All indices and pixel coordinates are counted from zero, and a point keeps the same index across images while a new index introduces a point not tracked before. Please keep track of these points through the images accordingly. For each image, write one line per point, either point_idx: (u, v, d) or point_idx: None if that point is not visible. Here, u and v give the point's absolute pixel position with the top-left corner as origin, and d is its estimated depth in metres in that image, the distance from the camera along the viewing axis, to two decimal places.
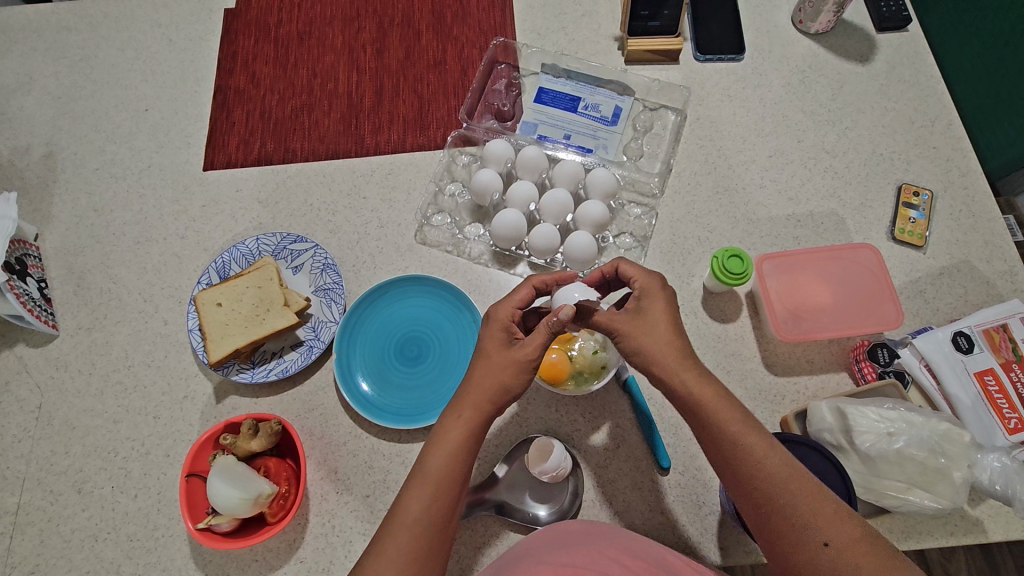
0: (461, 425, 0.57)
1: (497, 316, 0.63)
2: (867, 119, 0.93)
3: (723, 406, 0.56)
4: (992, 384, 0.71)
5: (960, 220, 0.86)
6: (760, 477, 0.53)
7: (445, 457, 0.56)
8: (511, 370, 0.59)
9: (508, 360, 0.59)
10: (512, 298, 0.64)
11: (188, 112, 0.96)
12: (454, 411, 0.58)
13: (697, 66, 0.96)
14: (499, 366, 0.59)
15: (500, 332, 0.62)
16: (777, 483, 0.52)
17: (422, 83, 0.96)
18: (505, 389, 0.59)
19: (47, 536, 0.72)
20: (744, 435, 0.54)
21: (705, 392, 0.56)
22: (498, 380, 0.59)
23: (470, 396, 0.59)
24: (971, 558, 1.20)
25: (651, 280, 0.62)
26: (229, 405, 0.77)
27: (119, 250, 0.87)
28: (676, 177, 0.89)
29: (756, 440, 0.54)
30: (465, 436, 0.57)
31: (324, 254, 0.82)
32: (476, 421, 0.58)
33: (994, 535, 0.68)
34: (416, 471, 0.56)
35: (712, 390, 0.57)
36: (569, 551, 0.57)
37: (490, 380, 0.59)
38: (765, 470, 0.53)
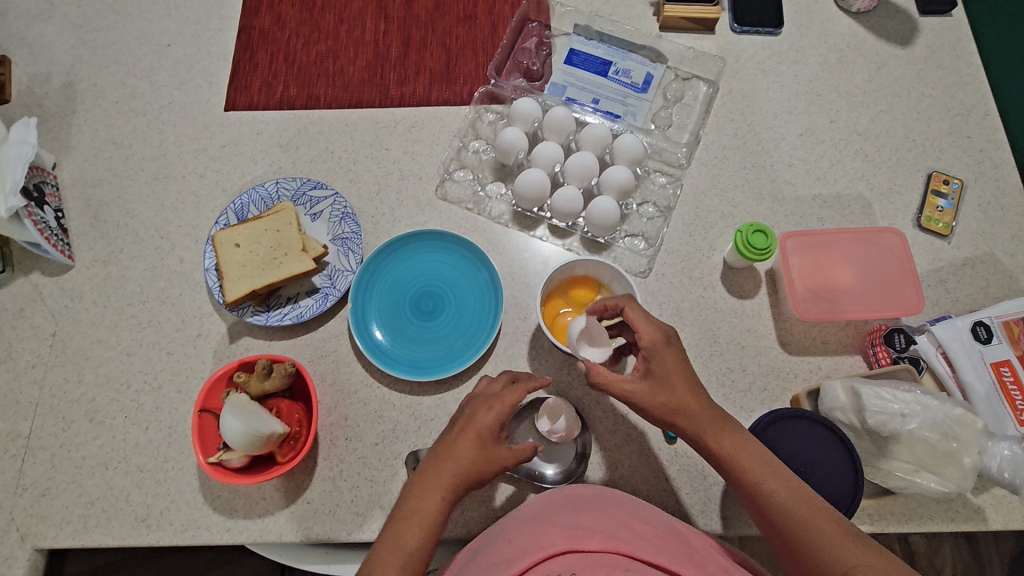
0: (434, 509, 0.55)
1: (493, 404, 0.59)
2: (902, 104, 0.91)
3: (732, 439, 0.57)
4: (1007, 376, 0.71)
5: (988, 212, 0.85)
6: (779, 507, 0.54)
7: (414, 542, 0.53)
8: (491, 462, 0.57)
9: (488, 454, 0.57)
10: (507, 395, 0.59)
11: (211, 50, 0.94)
12: (434, 489, 0.55)
13: (733, 37, 0.94)
14: (480, 456, 0.57)
15: (485, 417, 0.58)
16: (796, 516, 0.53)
17: (451, 36, 0.93)
18: (476, 479, 0.57)
19: (58, 462, 0.73)
20: (760, 472, 0.55)
21: (722, 432, 0.57)
22: (478, 467, 0.57)
23: (444, 479, 0.56)
24: (956, 553, 1.21)
25: (661, 333, 0.60)
26: (241, 345, 0.77)
27: (137, 185, 0.86)
28: (703, 149, 0.87)
29: (771, 477, 0.55)
30: (437, 518, 0.54)
31: (344, 202, 0.81)
32: (451, 507, 0.56)
33: (994, 523, 0.69)
34: (382, 552, 0.53)
35: (722, 427, 0.58)
36: (579, 517, 0.57)
37: (462, 466, 0.56)
38: (781, 501, 0.54)
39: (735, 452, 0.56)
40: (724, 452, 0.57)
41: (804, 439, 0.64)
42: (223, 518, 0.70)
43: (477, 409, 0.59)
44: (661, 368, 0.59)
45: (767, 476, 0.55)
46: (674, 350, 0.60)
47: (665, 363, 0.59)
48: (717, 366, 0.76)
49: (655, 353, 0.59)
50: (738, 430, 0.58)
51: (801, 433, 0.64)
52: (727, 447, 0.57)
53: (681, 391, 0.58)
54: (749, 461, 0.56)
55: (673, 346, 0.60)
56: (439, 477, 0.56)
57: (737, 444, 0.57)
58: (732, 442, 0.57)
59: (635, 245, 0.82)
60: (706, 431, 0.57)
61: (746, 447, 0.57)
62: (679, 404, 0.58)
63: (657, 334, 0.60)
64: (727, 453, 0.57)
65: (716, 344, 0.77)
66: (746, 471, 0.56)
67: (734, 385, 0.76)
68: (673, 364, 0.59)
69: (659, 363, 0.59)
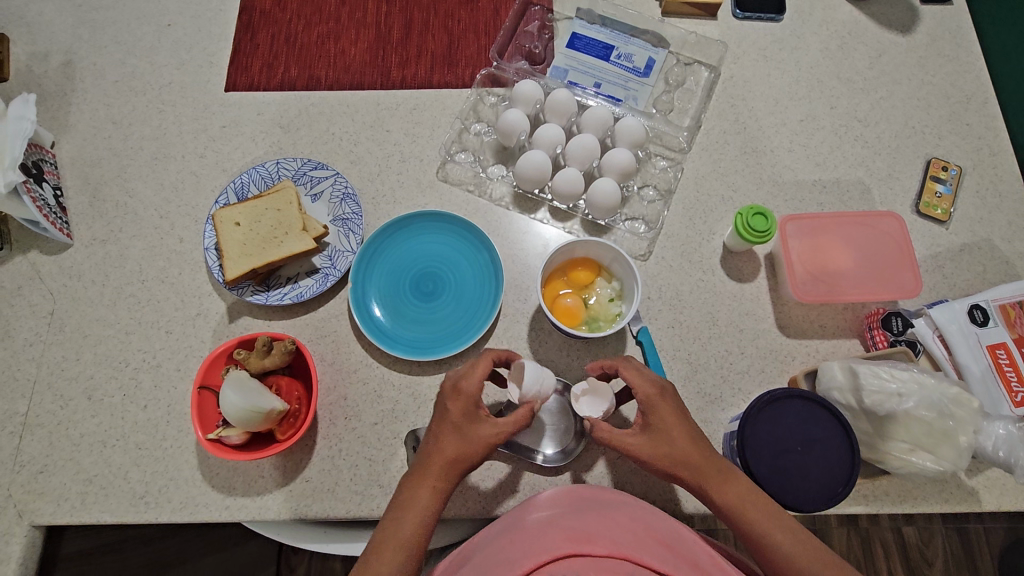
0: (429, 495, 0.56)
1: (459, 387, 0.58)
2: (902, 91, 0.91)
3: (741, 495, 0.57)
4: (1003, 357, 0.72)
5: (986, 198, 0.85)
6: (781, 554, 0.55)
7: (413, 528, 0.55)
8: (477, 443, 0.57)
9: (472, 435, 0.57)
10: (470, 372, 0.59)
11: (211, 31, 0.93)
12: (422, 485, 0.56)
13: (735, 23, 0.94)
14: (466, 440, 0.57)
15: (468, 401, 0.58)
16: (799, 564, 0.54)
17: (452, 19, 0.93)
18: (468, 462, 0.57)
19: (57, 439, 0.73)
20: (765, 523, 0.56)
21: (728, 486, 0.57)
22: (463, 451, 0.57)
23: (433, 467, 0.57)
24: (947, 544, 1.23)
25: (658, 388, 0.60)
26: (241, 324, 0.77)
27: (136, 165, 0.86)
28: (704, 134, 0.88)
29: (775, 525, 0.56)
30: (430, 505, 0.56)
31: (344, 183, 0.81)
32: (444, 490, 0.57)
33: (988, 504, 0.69)
34: (383, 541, 0.54)
35: (731, 480, 0.58)
36: (582, 518, 0.57)
37: (449, 453, 0.57)
38: (783, 548, 0.55)
39: (740, 504, 0.57)
40: (734, 507, 0.57)
41: (802, 420, 0.64)
42: (222, 495, 0.70)
43: (449, 397, 0.59)
44: (660, 420, 0.59)
45: (772, 525, 0.56)
46: (671, 403, 0.60)
47: (663, 415, 0.59)
48: (716, 348, 0.77)
49: (653, 405, 0.60)
50: (738, 480, 0.58)
51: (799, 413, 0.64)
52: (733, 499, 0.57)
53: (682, 443, 0.58)
54: (758, 516, 0.56)
55: (669, 398, 0.60)
56: (430, 466, 0.57)
57: (741, 495, 0.57)
58: (737, 495, 0.57)
59: (636, 228, 0.82)
60: (710, 483, 0.58)
61: (750, 497, 0.57)
62: (681, 457, 0.58)
63: (651, 387, 0.60)
64: (732, 504, 0.57)
65: (715, 327, 0.78)
66: (754, 525, 0.56)
67: (732, 367, 0.76)
68: (670, 416, 0.59)
69: (659, 416, 0.59)
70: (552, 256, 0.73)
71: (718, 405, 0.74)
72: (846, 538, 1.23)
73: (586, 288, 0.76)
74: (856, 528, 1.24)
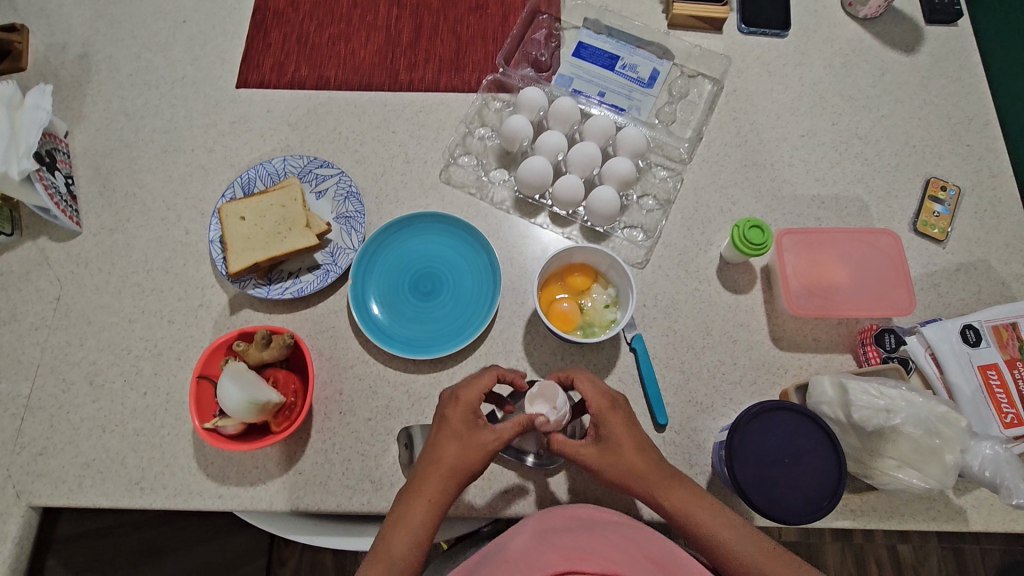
0: (429, 508, 0.57)
1: (461, 396, 0.61)
2: (903, 110, 0.92)
3: (688, 501, 0.59)
4: (994, 379, 0.72)
5: (984, 219, 0.86)
6: (731, 555, 0.56)
7: (410, 543, 0.55)
8: (476, 452, 0.58)
9: (471, 445, 0.58)
10: (474, 384, 0.61)
11: (226, 28, 0.95)
12: (422, 493, 0.57)
13: (740, 37, 0.95)
14: (466, 450, 0.58)
15: (465, 412, 0.60)
16: (747, 565, 0.55)
17: (461, 25, 0.95)
18: (469, 472, 0.58)
19: (57, 422, 0.74)
20: (715, 525, 0.57)
21: (673, 492, 0.59)
22: (461, 461, 0.58)
23: (431, 479, 0.58)
24: (942, 566, 1.22)
25: (606, 399, 0.62)
26: (242, 317, 0.79)
27: (146, 157, 0.87)
28: (705, 146, 0.89)
29: (724, 526, 0.57)
30: (431, 517, 0.57)
31: (348, 182, 0.83)
32: (444, 502, 0.57)
33: (975, 524, 0.70)
34: (378, 558, 0.55)
35: (677, 485, 0.60)
36: (578, 536, 0.61)
37: (447, 464, 0.58)
38: (733, 550, 0.56)
39: (685, 507, 0.58)
40: (685, 513, 0.58)
41: (790, 431, 0.65)
42: (216, 484, 0.71)
43: (448, 406, 0.61)
44: (610, 431, 0.61)
45: (720, 526, 0.57)
46: (621, 413, 0.62)
47: (612, 425, 0.61)
48: (708, 358, 0.77)
49: (604, 417, 0.61)
50: (685, 485, 0.60)
51: (787, 424, 0.65)
52: (678, 503, 0.59)
53: (628, 451, 0.60)
54: (710, 520, 0.58)
55: (620, 409, 0.62)
56: (426, 478, 0.58)
57: (684, 499, 0.59)
58: (680, 499, 0.59)
59: (634, 237, 0.84)
60: (656, 488, 0.59)
61: (696, 501, 0.59)
62: (628, 466, 0.60)
63: (603, 398, 0.62)
64: (676, 507, 0.58)
65: (708, 337, 0.78)
66: (705, 526, 0.57)
67: (724, 377, 0.77)
68: (620, 426, 0.61)
69: (609, 426, 0.61)
70: (547, 262, 0.74)
71: (708, 414, 0.75)
72: (841, 555, 1.23)
73: (583, 294, 0.77)
74: (851, 543, 1.24)
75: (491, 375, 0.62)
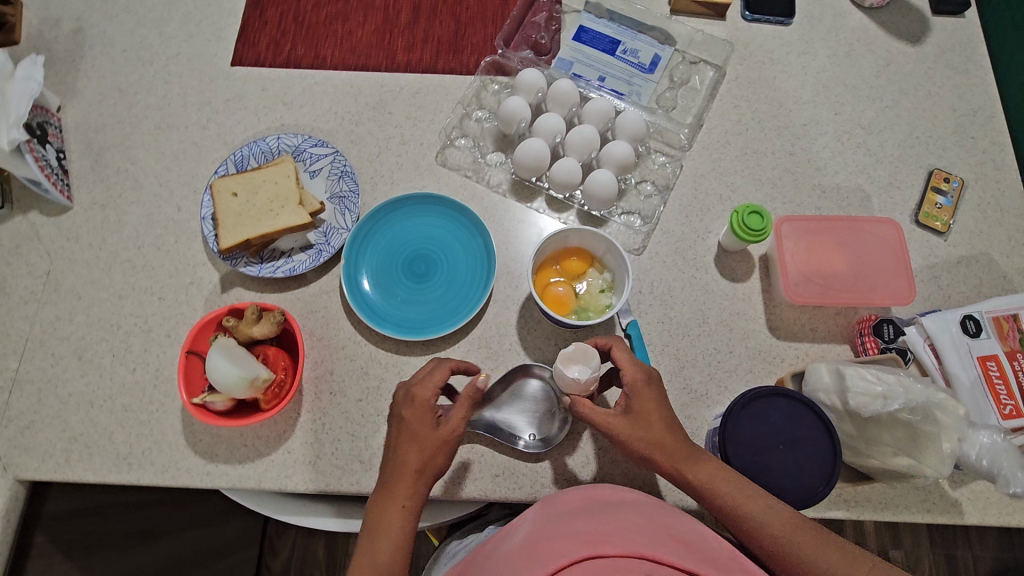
0: (404, 512, 0.56)
1: (416, 395, 0.60)
2: (907, 100, 0.91)
3: (714, 474, 0.58)
4: (993, 370, 0.71)
5: (987, 212, 0.85)
6: (757, 528, 0.55)
7: (389, 550, 0.54)
8: (439, 450, 0.58)
9: (430, 444, 0.58)
10: (425, 379, 0.61)
11: (222, 6, 0.94)
12: (394, 498, 0.56)
13: (744, 24, 0.93)
14: (427, 449, 0.58)
15: (421, 411, 0.59)
16: (773, 538, 0.55)
17: (461, 6, 0.93)
18: (435, 471, 0.58)
19: (44, 397, 0.73)
20: (743, 500, 0.57)
21: (700, 466, 0.59)
22: (425, 461, 0.58)
23: (402, 482, 0.57)
24: (936, 567, 1.21)
25: (640, 372, 0.61)
26: (233, 295, 0.78)
27: (140, 133, 0.86)
28: (706, 133, 0.87)
29: (750, 500, 0.57)
30: (405, 522, 0.56)
31: (343, 161, 0.82)
32: (416, 505, 0.57)
33: (970, 517, 0.69)
34: (361, 566, 0.54)
35: (702, 460, 0.59)
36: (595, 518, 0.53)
37: (413, 465, 0.57)
38: (759, 522, 0.55)
39: (711, 480, 0.58)
40: (711, 487, 0.58)
41: (786, 417, 0.64)
42: (203, 461, 0.71)
43: (405, 406, 0.60)
44: (642, 404, 0.60)
45: (744, 498, 0.57)
46: (655, 388, 0.61)
47: (645, 398, 0.60)
48: (704, 346, 0.76)
49: (638, 389, 0.61)
50: (711, 460, 0.59)
51: (783, 410, 0.64)
52: (704, 477, 0.58)
53: (658, 424, 0.60)
54: (737, 495, 0.57)
55: (654, 384, 0.61)
56: (398, 481, 0.57)
57: (712, 473, 0.58)
58: (707, 472, 0.58)
59: (631, 222, 0.83)
60: (683, 462, 0.59)
61: (722, 476, 0.58)
62: (656, 439, 0.59)
63: (640, 372, 0.61)
64: (702, 482, 0.58)
65: (704, 325, 0.77)
66: (730, 501, 0.57)
67: (719, 365, 0.76)
68: (652, 401, 0.61)
69: (640, 399, 0.60)
70: (544, 244, 0.73)
71: (702, 402, 0.74)
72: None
73: (578, 278, 0.77)
74: None
75: (443, 371, 0.61)
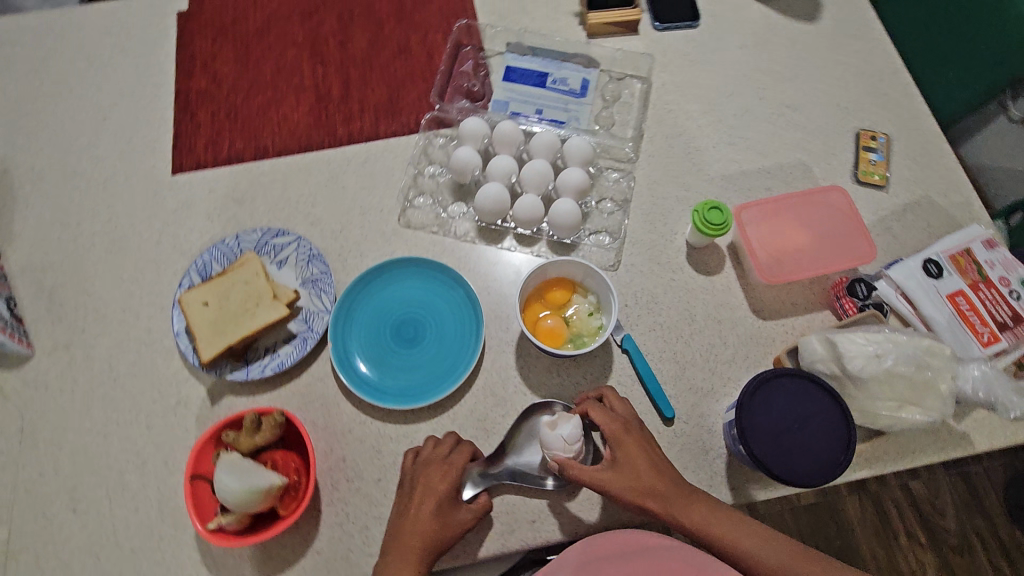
0: None
1: (447, 470, 0.65)
2: (820, 73, 0.97)
3: (706, 514, 0.59)
4: (964, 304, 0.75)
5: (916, 159, 0.91)
6: (752, 560, 0.57)
7: None
8: (453, 525, 0.63)
9: (448, 522, 0.62)
10: (456, 456, 0.67)
11: (150, 117, 0.93)
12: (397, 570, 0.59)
13: (657, 34, 0.99)
14: (443, 525, 0.62)
15: (448, 486, 0.64)
16: (775, 568, 0.57)
17: (389, 70, 0.95)
18: (441, 547, 0.62)
19: (44, 560, 0.69)
20: (736, 534, 0.58)
21: (693, 508, 0.60)
22: (439, 537, 0.62)
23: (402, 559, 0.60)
24: (956, 493, 1.26)
25: (619, 424, 0.64)
26: (224, 405, 0.75)
27: (91, 262, 0.84)
28: (648, 141, 0.91)
29: (744, 534, 0.58)
30: None
31: (308, 245, 0.81)
32: None
33: (981, 445, 0.72)
34: None
35: (693, 502, 0.60)
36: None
37: (421, 541, 0.61)
38: (756, 556, 0.57)
39: (706, 521, 0.59)
40: (706, 528, 0.59)
41: (791, 399, 0.66)
42: None
43: (432, 479, 0.65)
44: (626, 453, 0.62)
45: (737, 533, 0.59)
46: (636, 435, 0.64)
47: (627, 446, 0.63)
48: (699, 343, 0.78)
49: (620, 438, 0.63)
50: (702, 501, 0.60)
51: (788, 390, 0.66)
52: (699, 518, 0.59)
53: (646, 471, 0.61)
54: (730, 531, 0.59)
55: (633, 432, 0.64)
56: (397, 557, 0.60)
57: (705, 514, 0.59)
58: (699, 514, 0.59)
59: (601, 241, 0.85)
60: (675, 508, 0.60)
61: (715, 515, 0.60)
62: (646, 487, 0.60)
63: (617, 423, 0.64)
64: (697, 524, 0.59)
65: (694, 323, 0.80)
66: (726, 539, 0.58)
67: (718, 358, 0.78)
68: (634, 448, 0.63)
69: (625, 448, 0.63)
70: (526, 281, 0.74)
71: (712, 397, 0.75)
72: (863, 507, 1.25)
73: (564, 307, 0.78)
74: (868, 493, 1.27)
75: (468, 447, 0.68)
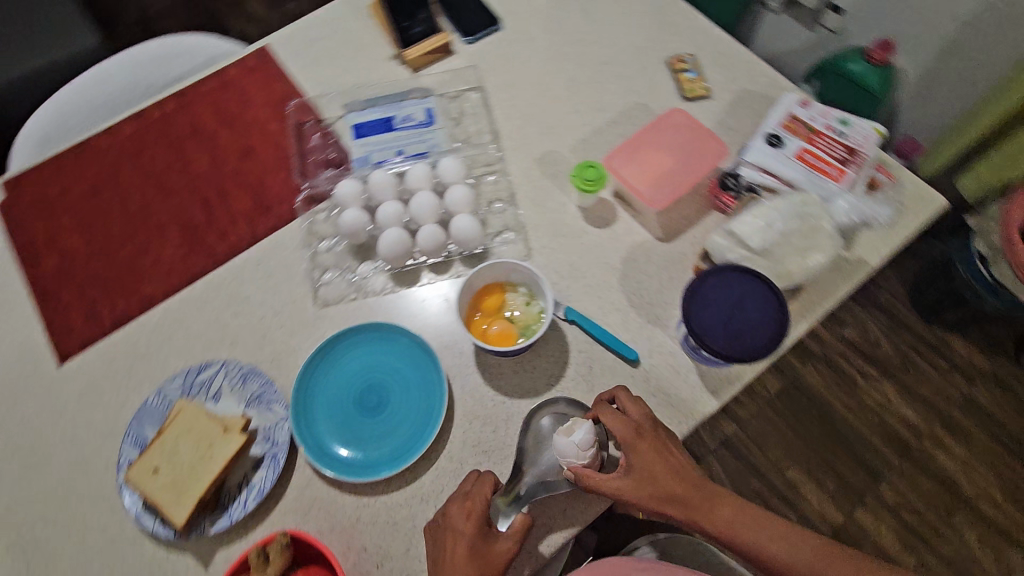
0: None
1: (472, 505, 0.66)
2: (617, 25, 1.08)
3: (730, 517, 0.63)
4: (811, 157, 0.86)
5: (723, 63, 1.04)
6: (774, 562, 0.60)
7: None
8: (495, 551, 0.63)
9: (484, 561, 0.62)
10: (478, 491, 0.67)
11: (10, 319, 0.85)
12: None
13: (469, 47, 1.05)
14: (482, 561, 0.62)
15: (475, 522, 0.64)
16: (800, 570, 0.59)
17: (241, 174, 0.95)
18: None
19: None
20: (760, 536, 0.61)
21: (716, 510, 0.63)
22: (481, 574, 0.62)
23: None
24: (878, 319, 1.57)
25: (631, 429, 0.67)
26: (224, 557, 0.71)
27: (11, 490, 0.76)
28: (507, 138, 0.97)
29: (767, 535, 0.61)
30: None
31: (237, 366, 0.78)
32: None
33: (875, 261, 0.83)
34: None
35: (717, 505, 0.64)
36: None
37: None
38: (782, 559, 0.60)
39: (727, 525, 0.62)
40: (730, 529, 0.62)
41: (719, 288, 0.73)
42: None
43: (455, 519, 0.65)
44: (641, 459, 0.66)
45: (763, 533, 0.62)
46: (650, 437, 0.67)
47: (641, 451, 0.66)
48: (630, 285, 0.85)
49: (634, 445, 0.66)
50: (724, 502, 0.64)
51: (716, 285, 0.73)
52: (722, 522, 0.63)
53: (663, 475, 0.65)
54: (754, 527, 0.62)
55: (648, 435, 0.67)
56: None
57: (728, 519, 0.62)
58: (722, 519, 0.63)
59: (507, 238, 0.89)
60: (698, 512, 0.63)
61: (737, 518, 0.63)
62: (665, 492, 0.64)
63: (629, 428, 0.67)
64: (721, 529, 0.62)
65: (617, 270, 0.86)
66: (751, 544, 0.61)
67: (650, 290, 0.84)
68: (650, 454, 0.66)
69: (638, 451, 0.66)
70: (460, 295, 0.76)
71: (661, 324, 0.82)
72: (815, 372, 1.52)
73: (503, 308, 0.80)
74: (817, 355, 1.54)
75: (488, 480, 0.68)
